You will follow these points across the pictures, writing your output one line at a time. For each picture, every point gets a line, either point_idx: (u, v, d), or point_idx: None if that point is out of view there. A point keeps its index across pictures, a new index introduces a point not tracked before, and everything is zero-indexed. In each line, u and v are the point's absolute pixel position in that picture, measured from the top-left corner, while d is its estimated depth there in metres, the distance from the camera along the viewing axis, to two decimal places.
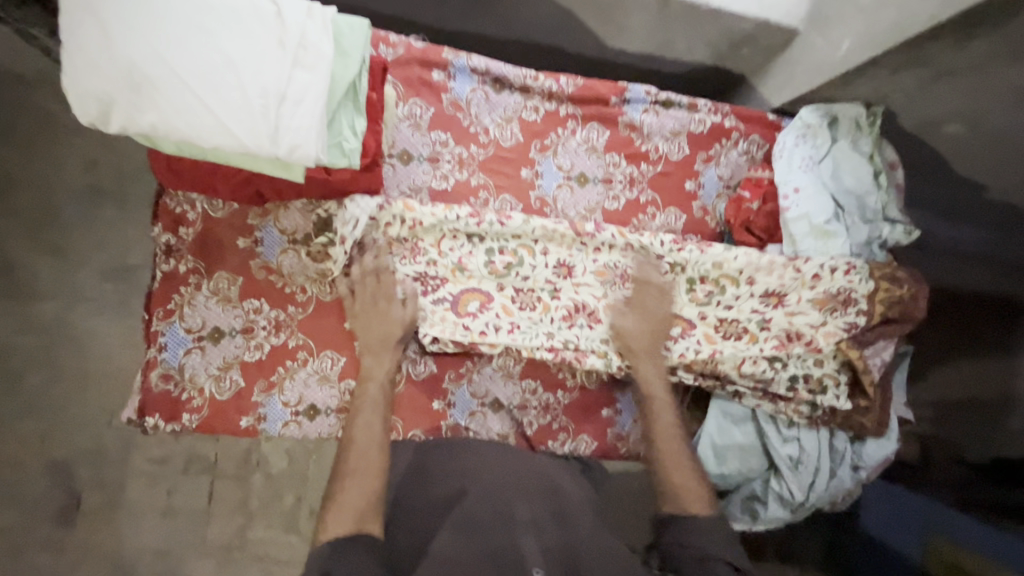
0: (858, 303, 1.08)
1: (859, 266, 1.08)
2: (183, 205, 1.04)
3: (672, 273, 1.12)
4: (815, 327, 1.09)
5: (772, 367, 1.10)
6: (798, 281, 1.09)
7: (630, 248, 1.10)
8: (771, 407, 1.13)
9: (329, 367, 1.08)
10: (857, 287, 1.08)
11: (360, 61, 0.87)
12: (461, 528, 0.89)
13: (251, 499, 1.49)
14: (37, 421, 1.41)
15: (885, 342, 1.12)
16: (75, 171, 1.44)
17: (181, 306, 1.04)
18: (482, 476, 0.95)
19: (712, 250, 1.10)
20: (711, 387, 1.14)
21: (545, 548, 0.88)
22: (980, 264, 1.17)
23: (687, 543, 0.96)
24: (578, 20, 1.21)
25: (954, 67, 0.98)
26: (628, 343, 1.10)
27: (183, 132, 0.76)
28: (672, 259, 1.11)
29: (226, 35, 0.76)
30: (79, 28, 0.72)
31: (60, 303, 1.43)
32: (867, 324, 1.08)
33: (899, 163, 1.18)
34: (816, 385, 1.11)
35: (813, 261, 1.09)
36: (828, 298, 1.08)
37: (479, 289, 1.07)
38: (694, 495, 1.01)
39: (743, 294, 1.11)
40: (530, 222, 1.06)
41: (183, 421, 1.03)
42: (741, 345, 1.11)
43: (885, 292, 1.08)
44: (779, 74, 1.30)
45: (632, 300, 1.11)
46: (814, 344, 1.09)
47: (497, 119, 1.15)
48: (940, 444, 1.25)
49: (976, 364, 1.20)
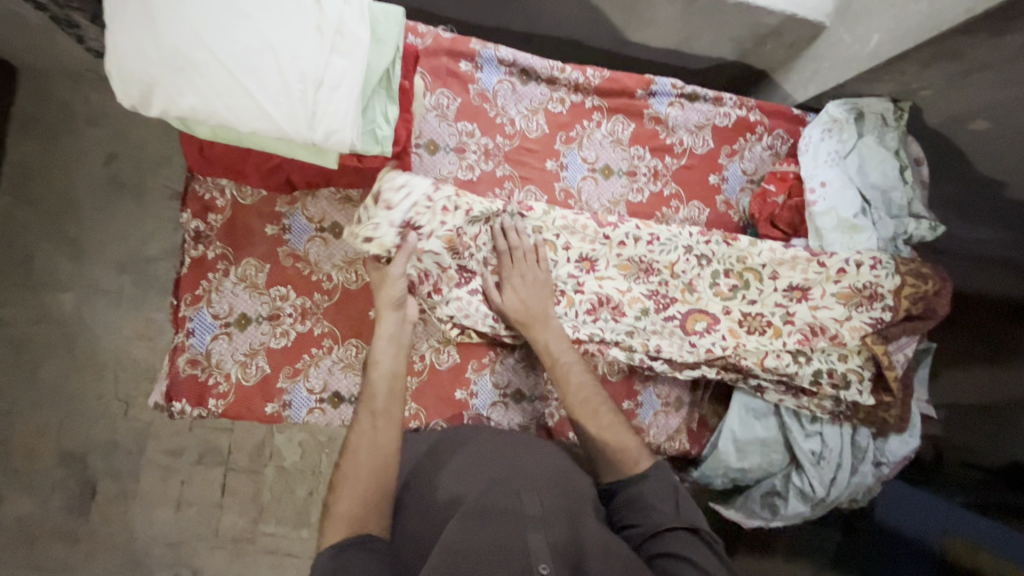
0: (884, 298, 1.07)
1: (885, 260, 1.07)
2: (213, 191, 1.05)
3: (696, 267, 1.13)
4: (839, 321, 1.08)
5: (795, 363, 1.09)
6: (822, 276, 1.10)
7: (654, 240, 1.11)
8: (794, 402, 1.12)
9: (354, 355, 1.08)
10: (883, 281, 1.06)
11: (394, 49, 0.87)
12: (477, 519, 0.79)
13: (264, 493, 1.49)
14: (53, 412, 1.43)
15: (908, 338, 1.11)
16: (95, 163, 1.45)
17: (209, 292, 1.05)
18: (486, 468, 0.89)
19: (736, 243, 1.12)
20: (734, 380, 1.13)
21: (553, 542, 0.78)
22: (987, 267, 1.15)
23: (640, 522, 0.87)
24: (603, 14, 1.21)
25: (986, 61, 0.98)
26: (652, 334, 1.10)
27: (222, 116, 0.76)
28: (697, 252, 1.12)
29: (267, 21, 0.77)
30: (126, 12, 0.73)
31: (77, 295, 1.44)
32: (893, 319, 1.07)
33: (924, 160, 1.18)
34: (838, 380, 1.09)
35: (838, 255, 1.09)
36: (853, 292, 1.08)
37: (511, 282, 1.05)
38: (632, 452, 0.94)
39: (767, 288, 1.12)
40: (551, 214, 1.08)
41: (209, 406, 1.04)
42: (765, 340, 1.10)
43: (911, 288, 1.06)
44: (803, 70, 1.30)
45: (655, 292, 1.11)
46: (839, 337, 1.08)
47: (523, 110, 1.16)
48: (953, 447, 1.22)
49: (991, 371, 1.15)
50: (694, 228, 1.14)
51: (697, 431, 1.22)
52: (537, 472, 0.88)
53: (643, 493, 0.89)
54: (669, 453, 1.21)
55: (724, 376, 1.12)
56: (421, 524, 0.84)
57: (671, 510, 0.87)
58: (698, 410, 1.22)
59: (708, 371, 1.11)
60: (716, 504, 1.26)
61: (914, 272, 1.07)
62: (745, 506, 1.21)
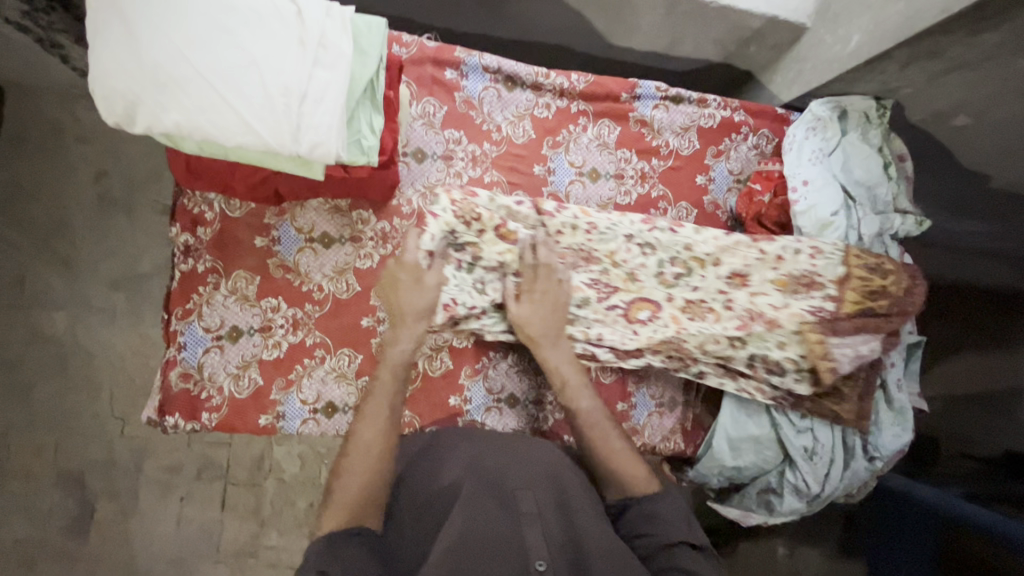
0: (824, 287, 1.11)
1: (826, 250, 1.10)
2: (202, 205, 1.05)
3: (639, 255, 1.11)
4: (776, 307, 1.11)
5: (732, 347, 1.10)
6: (761, 262, 1.12)
7: (593, 229, 1.09)
8: (733, 385, 1.13)
9: (347, 364, 1.08)
10: (823, 271, 1.10)
11: (378, 60, 0.88)
12: (473, 515, 0.78)
13: (264, 506, 1.48)
14: (48, 432, 1.42)
15: (868, 336, 1.09)
16: (86, 181, 1.45)
17: (200, 305, 1.05)
18: (478, 466, 0.86)
19: (682, 231, 1.12)
20: (678, 368, 1.13)
21: (549, 536, 0.79)
22: (974, 256, 1.18)
23: (652, 533, 0.88)
24: (587, 21, 1.23)
25: (964, 58, 0.99)
26: (594, 323, 1.09)
27: (207, 131, 0.76)
28: (639, 240, 1.11)
29: (249, 36, 0.78)
30: (107, 30, 0.73)
31: (70, 314, 1.44)
32: (838, 308, 1.10)
33: (907, 155, 1.20)
34: (773, 366, 1.10)
35: (778, 240, 1.12)
36: (790, 279, 1.11)
37: (618, 290, 1.11)
38: (639, 472, 0.95)
39: (710, 275, 1.12)
40: (495, 200, 1.04)
41: (202, 420, 1.04)
42: (707, 325, 1.11)
43: (858, 280, 1.09)
44: (787, 71, 1.32)
45: (596, 281, 1.09)
46: (775, 322, 1.09)
47: (509, 117, 1.17)
48: (952, 438, 1.23)
49: (983, 355, 1.19)
50: (636, 216, 1.12)
51: (691, 431, 1.23)
52: (538, 470, 0.87)
53: (657, 508, 0.90)
54: (664, 453, 1.22)
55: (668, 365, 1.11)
56: (422, 516, 0.84)
57: (682, 524, 0.89)
58: (692, 410, 1.23)
59: (655, 359, 1.11)
60: (713, 502, 1.26)
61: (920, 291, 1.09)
62: (742, 504, 1.22)
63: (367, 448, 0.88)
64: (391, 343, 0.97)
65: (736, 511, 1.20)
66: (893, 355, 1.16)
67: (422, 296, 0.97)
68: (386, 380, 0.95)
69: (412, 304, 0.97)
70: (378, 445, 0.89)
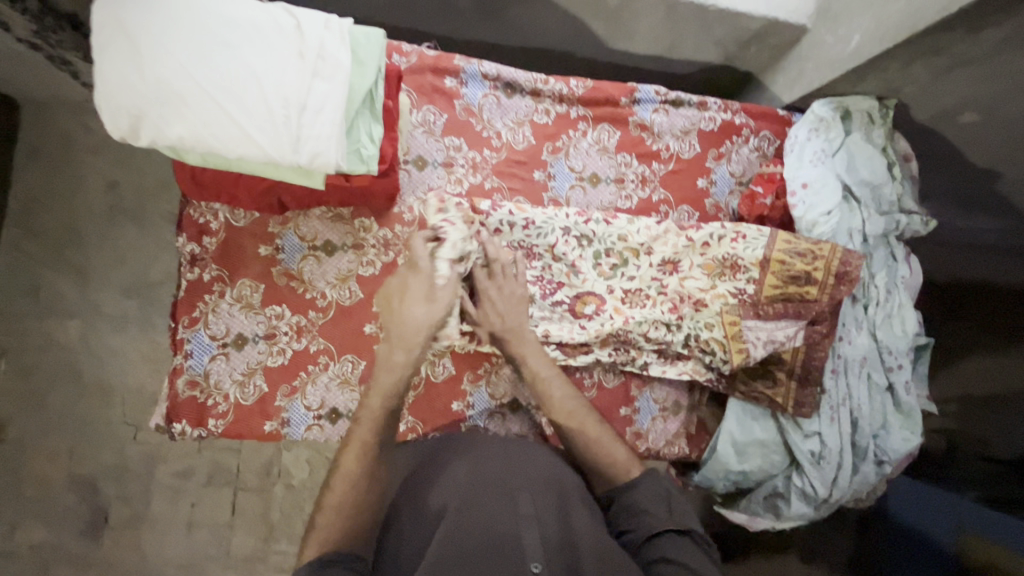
0: (747, 270, 1.10)
1: (746, 232, 1.10)
2: (206, 215, 1.07)
3: (577, 247, 1.13)
4: (704, 290, 1.12)
5: (669, 331, 1.12)
6: (689, 247, 1.14)
7: (529, 225, 1.09)
8: (674, 370, 1.16)
9: (350, 370, 1.09)
10: (743, 254, 1.10)
11: (376, 70, 0.88)
12: (467, 524, 0.78)
13: (274, 511, 1.50)
14: (62, 438, 1.45)
15: (790, 323, 1.08)
16: (99, 192, 1.48)
17: (206, 314, 1.06)
18: (472, 473, 0.86)
19: (616, 222, 1.13)
20: (625, 362, 1.15)
21: (546, 538, 0.78)
22: (995, 254, 1.18)
23: (634, 527, 0.86)
24: (586, 26, 1.23)
25: (967, 56, 0.98)
26: (542, 321, 1.11)
27: (210, 143, 0.78)
28: (576, 233, 1.12)
29: (250, 50, 0.80)
30: (112, 47, 0.75)
31: (84, 322, 1.47)
32: (759, 292, 1.09)
33: (912, 155, 1.20)
34: (705, 347, 1.12)
35: (704, 228, 1.13)
36: (716, 264, 1.12)
37: (593, 292, 1.13)
38: (620, 458, 0.96)
39: (643, 264, 1.15)
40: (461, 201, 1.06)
41: (209, 426, 1.05)
42: (648, 311, 1.13)
43: (779, 265, 1.08)
44: (788, 72, 1.31)
45: (541, 277, 1.11)
46: (702, 303, 1.12)
47: (509, 123, 1.17)
48: (968, 440, 1.23)
49: (1002, 358, 1.18)
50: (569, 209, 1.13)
51: (696, 434, 1.22)
52: (531, 476, 0.87)
53: (636, 497, 0.90)
54: (669, 457, 1.21)
55: (616, 359, 1.14)
56: (417, 526, 0.83)
57: (663, 510, 0.87)
58: (697, 414, 1.22)
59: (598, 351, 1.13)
60: (719, 507, 1.25)
61: (853, 277, 1.06)
62: (748, 508, 1.20)
63: (360, 457, 0.89)
64: (385, 367, 0.95)
65: (744, 515, 1.19)
66: (899, 357, 1.15)
67: (422, 309, 0.97)
68: (369, 413, 0.93)
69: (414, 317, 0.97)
70: (357, 465, 0.89)
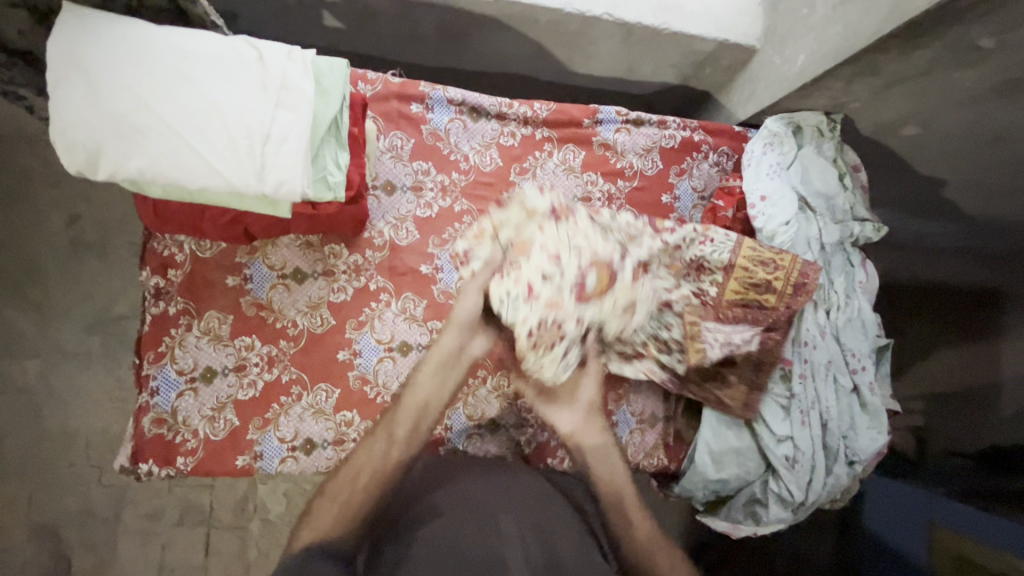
0: (712, 272, 1.14)
1: (716, 236, 1.14)
2: (171, 248, 1.05)
3: (584, 227, 0.98)
4: (670, 291, 1.14)
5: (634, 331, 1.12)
6: (661, 249, 1.12)
7: (552, 215, 0.96)
8: (631, 367, 1.14)
9: (324, 400, 1.08)
10: (711, 257, 1.13)
11: (340, 99, 0.89)
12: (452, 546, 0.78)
13: (250, 549, 1.45)
14: (22, 484, 1.38)
15: (745, 326, 1.13)
16: (58, 226, 1.44)
17: (172, 348, 1.04)
18: (461, 494, 0.86)
19: (602, 216, 1.06)
20: None
21: (530, 558, 0.78)
22: (962, 257, 1.26)
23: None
24: (547, 51, 1.27)
25: (903, 74, 1.04)
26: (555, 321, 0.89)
27: (171, 175, 0.77)
28: (569, 207, 0.99)
29: (210, 81, 0.80)
30: (65, 81, 0.74)
31: (44, 360, 1.41)
32: (720, 295, 1.13)
33: (861, 166, 1.26)
34: (663, 345, 1.15)
35: (677, 231, 1.14)
36: (682, 265, 1.15)
37: (608, 264, 0.95)
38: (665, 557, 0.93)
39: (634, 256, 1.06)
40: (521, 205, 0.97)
41: (177, 464, 1.02)
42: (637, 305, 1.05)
43: (744, 273, 1.12)
44: (741, 91, 1.37)
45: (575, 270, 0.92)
46: (668, 302, 1.13)
47: (476, 146, 1.19)
48: (936, 437, 1.32)
49: (958, 351, 1.30)
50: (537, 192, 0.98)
51: (674, 446, 1.23)
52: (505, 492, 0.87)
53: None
54: (648, 470, 1.23)
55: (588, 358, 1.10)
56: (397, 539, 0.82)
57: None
58: (674, 425, 1.23)
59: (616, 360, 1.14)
60: (701, 515, 1.26)
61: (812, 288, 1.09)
62: (730, 516, 1.21)
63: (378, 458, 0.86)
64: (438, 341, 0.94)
65: (725, 524, 1.20)
66: (862, 359, 1.19)
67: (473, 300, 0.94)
68: (409, 409, 0.90)
69: (472, 349, 0.94)
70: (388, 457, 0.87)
